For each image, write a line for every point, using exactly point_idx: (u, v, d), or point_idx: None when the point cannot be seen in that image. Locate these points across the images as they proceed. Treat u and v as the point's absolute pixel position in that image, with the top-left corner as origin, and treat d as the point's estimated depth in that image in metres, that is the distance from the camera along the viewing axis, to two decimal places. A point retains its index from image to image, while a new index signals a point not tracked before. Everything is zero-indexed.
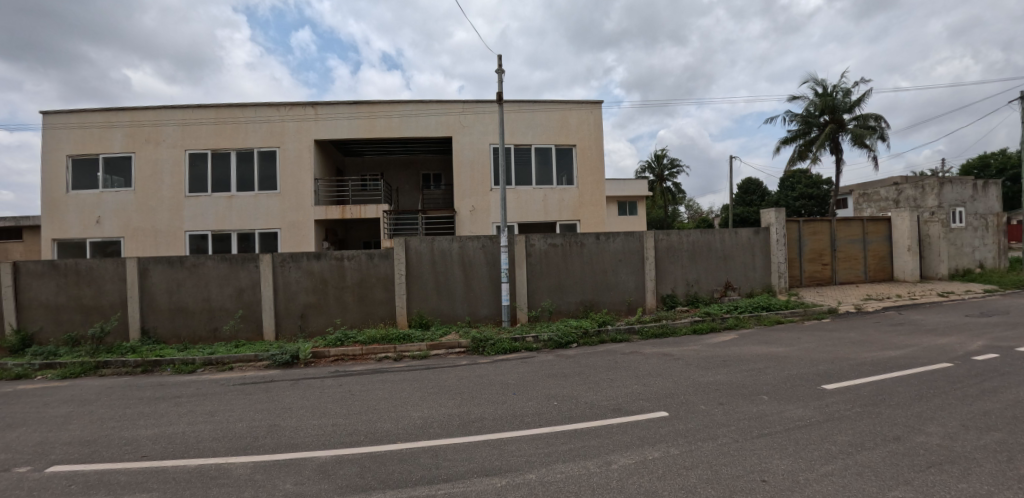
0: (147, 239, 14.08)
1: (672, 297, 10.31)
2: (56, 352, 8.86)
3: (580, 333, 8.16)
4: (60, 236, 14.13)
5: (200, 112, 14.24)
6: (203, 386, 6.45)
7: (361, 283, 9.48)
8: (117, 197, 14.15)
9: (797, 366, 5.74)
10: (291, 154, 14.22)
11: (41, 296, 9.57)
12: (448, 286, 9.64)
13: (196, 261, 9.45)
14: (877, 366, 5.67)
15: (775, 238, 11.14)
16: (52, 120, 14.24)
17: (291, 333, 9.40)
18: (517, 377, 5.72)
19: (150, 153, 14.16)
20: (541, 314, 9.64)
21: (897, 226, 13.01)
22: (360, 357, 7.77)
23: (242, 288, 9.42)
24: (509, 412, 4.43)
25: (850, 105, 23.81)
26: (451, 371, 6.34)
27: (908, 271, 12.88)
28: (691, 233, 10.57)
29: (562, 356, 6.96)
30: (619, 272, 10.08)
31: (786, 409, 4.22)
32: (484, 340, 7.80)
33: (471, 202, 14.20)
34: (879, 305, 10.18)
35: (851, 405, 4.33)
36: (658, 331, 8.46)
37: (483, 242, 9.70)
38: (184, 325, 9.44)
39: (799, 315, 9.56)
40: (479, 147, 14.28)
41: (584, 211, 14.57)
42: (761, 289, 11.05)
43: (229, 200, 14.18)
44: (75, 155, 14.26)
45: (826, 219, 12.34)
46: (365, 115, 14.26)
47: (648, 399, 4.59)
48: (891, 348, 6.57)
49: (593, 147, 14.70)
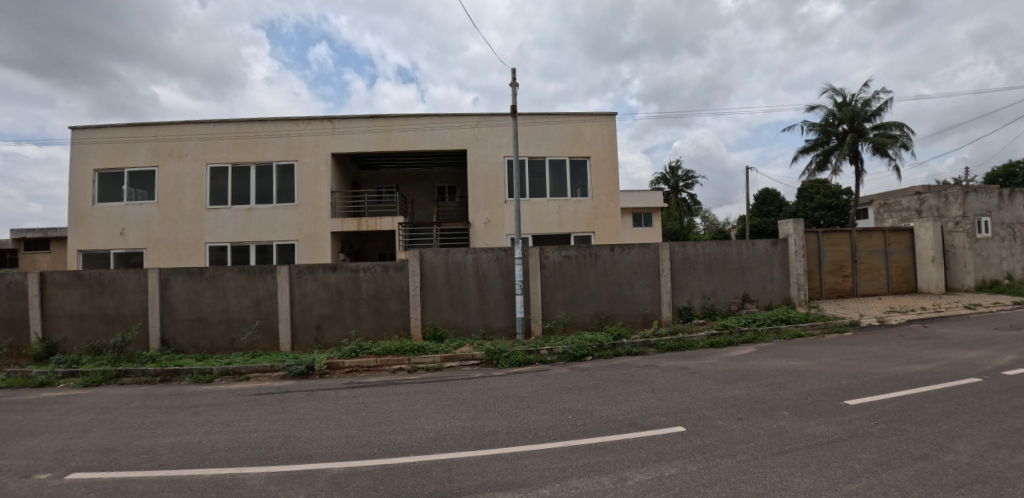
0: (169, 250, 14.43)
1: (689, 309, 10.16)
2: (79, 361, 9.10)
3: (594, 346, 8.05)
4: (85, 248, 14.57)
5: (222, 126, 14.63)
6: (219, 396, 6.55)
7: (376, 295, 9.55)
8: (140, 210, 14.57)
9: (819, 381, 5.61)
10: (308, 168, 14.48)
11: (66, 306, 9.87)
12: (463, 298, 9.65)
13: (215, 272, 9.65)
14: (902, 381, 5.48)
15: (794, 249, 10.90)
16: (80, 135, 14.79)
17: (306, 344, 9.48)
18: (532, 390, 5.68)
19: (173, 167, 14.58)
20: (555, 327, 9.60)
21: (920, 236, 12.68)
22: (374, 368, 7.75)
23: (260, 298, 9.55)
24: (523, 425, 4.39)
25: (870, 114, 23.50)
26: (465, 383, 6.32)
27: (933, 282, 12.51)
28: (707, 245, 10.44)
29: (577, 369, 6.88)
30: (634, 284, 9.99)
31: (807, 425, 4.11)
32: (497, 353, 7.74)
33: (485, 213, 14.25)
34: (903, 318, 9.81)
35: (876, 421, 4.21)
36: (674, 344, 8.29)
37: (497, 254, 9.72)
38: (203, 335, 9.61)
39: (820, 328, 9.25)
40: (493, 160, 14.38)
41: (599, 223, 14.53)
42: (780, 302, 10.84)
43: (248, 213, 14.47)
44: (102, 170, 14.77)
45: (846, 230, 12.10)
46: (381, 129, 14.48)
47: (664, 414, 4.52)
48: (916, 363, 6.35)
49: (608, 160, 14.70)
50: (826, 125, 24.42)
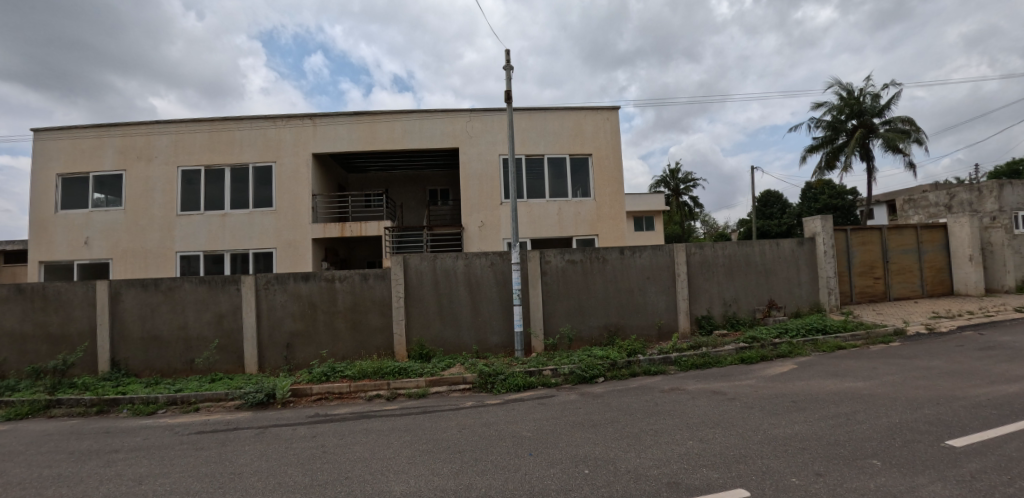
0: (137, 261, 13.27)
1: (708, 319, 9.02)
2: (14, 387, 7.91)
3: (606, 366, 6.89)
4: (47, 259, 13.40)
5: (194, 125, 13.53)
6: (153, 435, 5.37)
7: (354, 307, 8.39)
8: (106, 217, 13.43)
9: (895, 410, 4.46)
10: (287, 169, 13.38)
11: (4, 324, 8.68)
12: (453, 309, 8.49)
13: (173, 284, 8.50)
14: (1003, 409, 4.33)
15: (822, 250, 9.79)
16: (43, 137, 13.70)
17: (275, 365, 8.30)
18: (535, 427, 4.51)
19: (141, 170, 13.46)
20: (559, 342, 8.46)
21: (955, 233, 11.61)
22: (347, 396, 6.56)
23: (223, 313, 8.39)
24: (525, 487, 3.23)
25: (880, 108, 22.51)
26: (452, 416, 5.16)
27: (972, 283, 11.40)
28: (727, 246, 9.32)
29: (588, 395, 5.72)
30: (647, 291, 8.85)
31: (917, 486, 2.97)
32: (492, 375, 6.56)
33: (479, 216, 13.13)
34: (954, 324, 8.63)
35: (1009, 476, 3.07)
36: (699, 361, 7.10)
37: (491, 259, 8.59)
38: (159, 356, 8.44)
39: (861, 339, 8.08)
40: (488, 158, 13.31)
41: (602, 225, 13.43)
42: (809, 309, 9.72)
43: (222, 219, 13.33)
44: (66, 174, 13.65)
45: (876, 228, 11.00)
46: (365, 126, 13.40)
47: (713, 466, 3.38)
48: (1004, 382, 5.19)
49: (610, 156, 13.64)
50: (834, 121, 23.46)
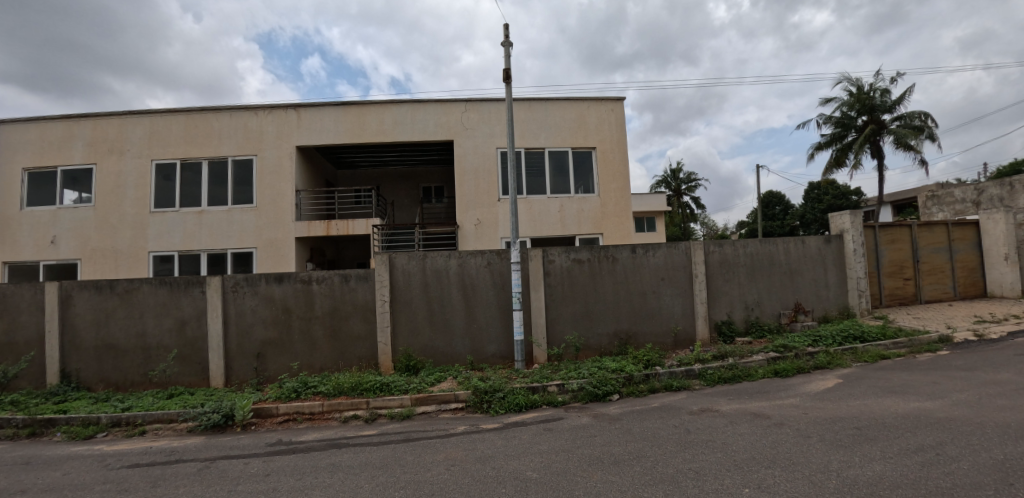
0: (107, 261, 12.30)
1: (729, 324, 8.15)
2: None
3: (622, 381, 5.99)
4: (10, 260, 12.42)
5: (170, 117, 12.62)
6: (77, 468, 4.43)
7: (333, 313, 7.47)
8: (74, 214, 12.47)
9: (993, 442, 3.56)
10: (269, 163, 12.46)
11: None
12: (444, 315, 7.57)
13: (130, 286, 7.55)
14: None
15: (851, 248, 8.93)
16: (8, 129, 12.76)
17: (244, 378, 7.37)
18: (542, 464, 3.60)
19: (112, 164, 12.52)
20: (564, 351, 7.56)
21: (988, 231, 10.77)
22: (320, 417, 5.64)
23: (186, 319, 7.45)
24: None
25: (891, 104, 21.74)
26: (440, 446, 4.24)
27: (1007, 285, 10.54)
28: (749, 243, 8.44)
29: (602, 418, 4.82)
30: (662, 294, 7.96)
31: None
32: (489, 393, 5.65)
33: (475, 214, 12.23)
34: (1003, 330, 7.75)
35: None
36: (726, 374, 6.20)
37: (488, 258, 7.68)
38: (114, 367, 7.49)
39: (904, 348, 7.20)
40: (485, 151, 12.42)
41: (607, 223, 12.55)
42: (838, 313, 8.85)
43: (199, 216, 12.40)
44: (32, 169, 12.70)
45: (906, 225, 10.16)
46: (353, 117, 12.50)
47: None
48: None
49: (615, 150, 12.77)
50: (844, 117, 22.67)
